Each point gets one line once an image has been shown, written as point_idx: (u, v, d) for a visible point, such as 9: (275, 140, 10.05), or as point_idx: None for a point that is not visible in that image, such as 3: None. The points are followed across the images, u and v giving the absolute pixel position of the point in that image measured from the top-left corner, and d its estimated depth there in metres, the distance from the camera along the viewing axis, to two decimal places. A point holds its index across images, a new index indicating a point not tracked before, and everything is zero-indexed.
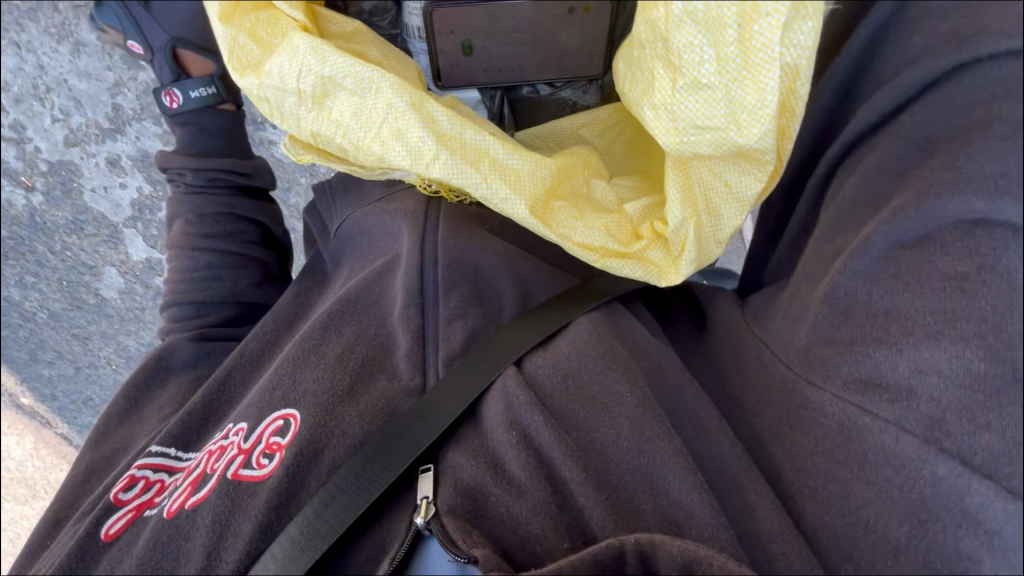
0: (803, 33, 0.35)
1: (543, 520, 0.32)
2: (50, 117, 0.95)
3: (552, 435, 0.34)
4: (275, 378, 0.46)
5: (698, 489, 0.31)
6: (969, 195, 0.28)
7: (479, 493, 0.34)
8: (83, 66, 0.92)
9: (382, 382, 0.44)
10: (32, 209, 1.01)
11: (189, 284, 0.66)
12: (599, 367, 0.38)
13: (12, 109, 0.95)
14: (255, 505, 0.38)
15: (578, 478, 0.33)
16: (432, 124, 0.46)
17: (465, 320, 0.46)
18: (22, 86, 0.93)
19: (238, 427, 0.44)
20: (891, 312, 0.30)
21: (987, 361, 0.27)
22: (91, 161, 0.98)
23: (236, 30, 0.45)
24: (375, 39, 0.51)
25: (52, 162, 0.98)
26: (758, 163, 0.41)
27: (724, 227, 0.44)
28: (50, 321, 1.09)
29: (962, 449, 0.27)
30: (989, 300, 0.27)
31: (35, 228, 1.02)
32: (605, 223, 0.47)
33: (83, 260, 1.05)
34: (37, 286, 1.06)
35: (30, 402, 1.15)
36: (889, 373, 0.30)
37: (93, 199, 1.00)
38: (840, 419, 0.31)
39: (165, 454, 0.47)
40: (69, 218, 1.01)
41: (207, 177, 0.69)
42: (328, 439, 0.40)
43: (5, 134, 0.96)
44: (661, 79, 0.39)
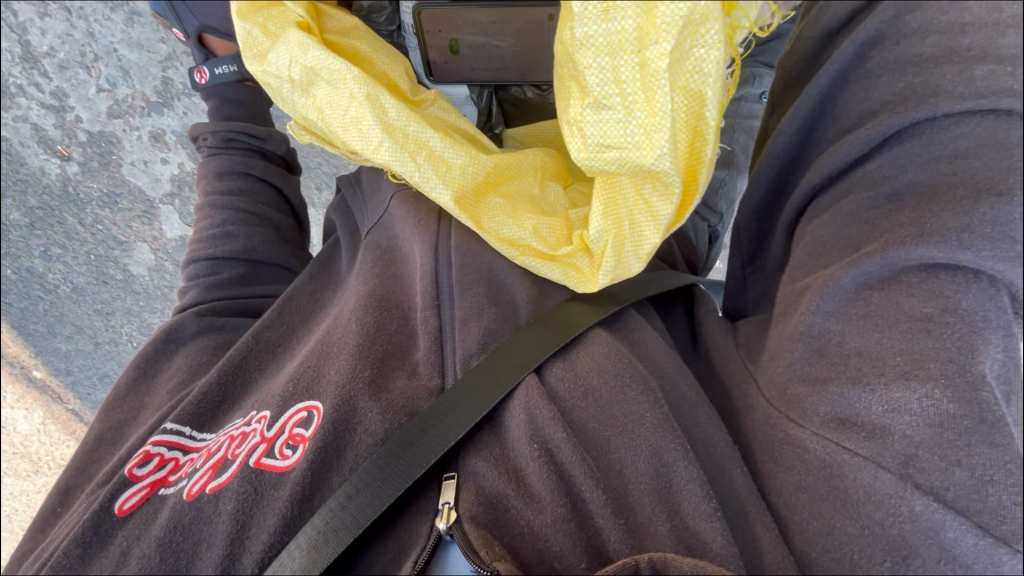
0: (702, 60, 0.32)
1: (563, 538, 0.34)
2: (94, 85, 1.02)
3: (574, 454, 0.37)
4: (300, 370, 0.49)
5: (712, 516, 0.34)
6: (932, 244, 0.30)
7: (500, 504, 0.37)
8: (136, 36, 0.98)
9: (402, 379, 0.47)
10: (66, 177, 1.09)
11: (205, 241, 0.68)
12: (620, 387, 0.40)
13: (56, 76, 1.01)
14: (280, 495, 0.40)
15: (598, 498, 0.35)
16: (379, 112, 0.42)
17: (480, 322, 0.48)
18: (69, 53, 1.00)
19: (262, 415, 0.47)
20: (863, 352, 0.32)
21: (955, 402, 0.29)
22: (134, 134, 1.05)
23: (250, 24, 0.42)
24: (376, 38, 0.48)
25: (91, 133, 1.05)
26: (667, 184, 0.37)
27: (644, 244, 0.41)
28: (72, 294, 1.19)
29: (933, 485, 0.29)
30: (952, 339, 0.30)
31: (68, 199, 1.10)
32: (536, 223, 0.46)
33: (113, 234, 1.13)
34: (62, 258, 1.16)
35: (42, 375, 1.25)
36: (862, 411, 0.32)
37: (132, 171, 1.08)
38: (820, 456, 0.33)
39: (180, 432, 0.49)
40: (105, 189, 1.09)
41: (225, 138, 0.73)
42: (353, 432, 0.43)
43: (48, 101, 1.03)
44: (573, 97, 0.37)
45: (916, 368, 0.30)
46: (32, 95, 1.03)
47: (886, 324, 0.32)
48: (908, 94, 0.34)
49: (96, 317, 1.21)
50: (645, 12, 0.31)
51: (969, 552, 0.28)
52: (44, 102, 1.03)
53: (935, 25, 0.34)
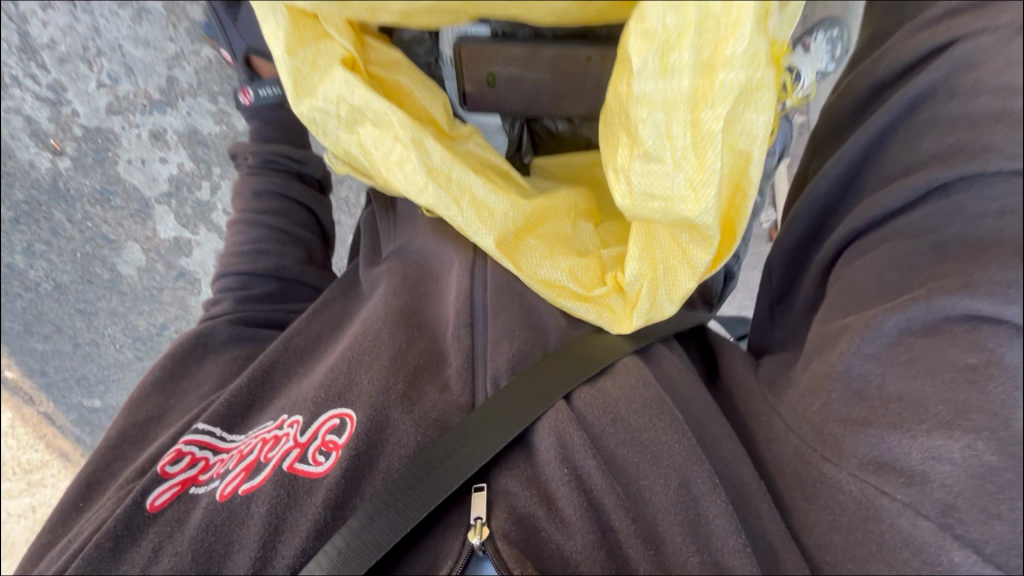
0: (753, 123, 0.34)
1: (593, 564, 0.34)
2: (95, 81, 1.01)
3: (605, 482, 0.37)
4: (331, 375, 0.48)
5: (741, 553, 0.34)
6: (980, 298, 0.30)
7: (530, 525, 0.36)
8: (143, 34, 0.98)
9: (434, 393, 0.45)
10: (56, 172, 1.06)
11: (237, 256, 0.67)
12: (648, 416, 0.39)
13: (54, 69, 0.99)
14: (313, 503, 0.40)
15: (627, 527, 0.36)
16: (425, 155, 0.42)
17: (512, 343, 0.47)
18: (70, 46, 0.98)
19: (294, 419, 0.46)
20: (903, 397, 0.33)
21: (999, 455, 0.29)
22: (134, 132, 1.04)
23: (300, 62, 0.39)
24: (417, 72, 0.46)
25: (87, 129, 1.03)
26: (705, 235, 0.39)
27: (679, 288, 0.42)
28: (55, 293, 1.15)
29: (972, 537, 0.30)
30: (999, 393, 0.29)
31: (56, 194, 1.07)
32: (572, 265, 0.46)
33: (103, 233, 1.11)
34: (45, 255, 1.12)
35: (14, 375, 1.19)
36: (901, 457, 0.32)
37: (128, 170, 1.07)
38: (857, 497, 0.33)
39: (211, 432, 0.49)
40: (97, 187, 1.07)
41: (266, 159, 0.71)
42: (384, 443, 0.42)
43: (43, 93, 1.01)
44: (621, 145, 0.37)
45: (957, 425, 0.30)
46: (27, 87, 1.00)
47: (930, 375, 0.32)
48: (948, 158, 0.35)
49: (78, 317, 1.17)
50: (701, 77, 0.32)
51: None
52: (38, 94, 1.00)
53: (986, 84, 0.34)
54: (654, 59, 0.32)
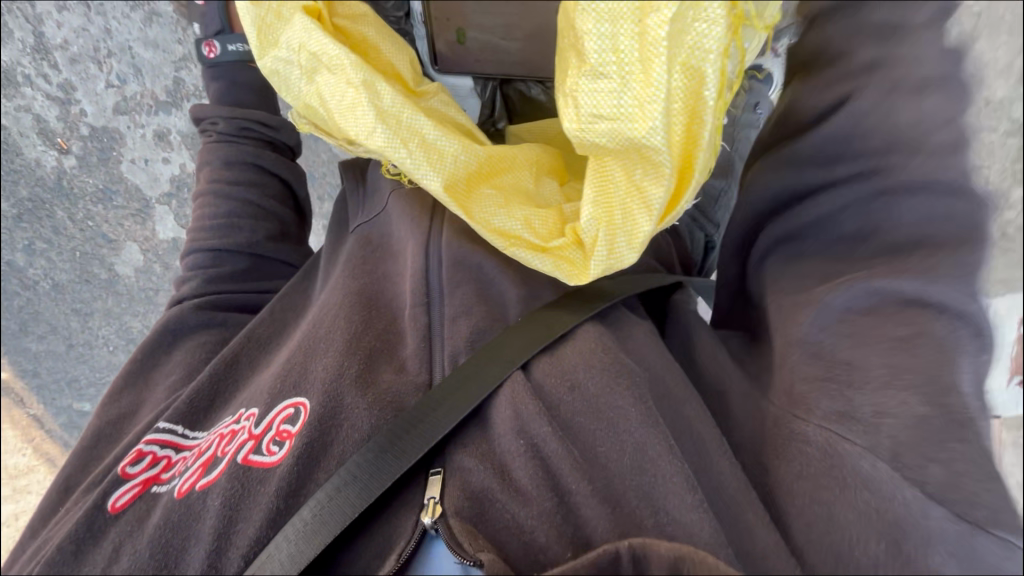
0: (700, 34, 0.33)
1: (549, 531, 0.32)
2: (104, 81, 1.02)
3: (561, 447, 0.35)
4: (286, 367, 0.46)
5: (698, 508, 0.31)
6: (904, 278, 0.33)
7: (485, 498, 0.34)
8: (153, 36, 1.01)
9: (390, 373, 0.44)
10: (61, 171, 1.06)
11: (206, 230, 0.65)
12: (606, 381, 0.37)
13: (64, 68, 0.99)
14: (266, 491, 0.38)
15: (585, 490, 0.33)
16: (375, 96, 0.41)
17: (470, 318, 0.45)
18: (81, 46, 0.99)
19: (251, 412, 0.45)
20: (850, 362, 0.34)
21: (927, 405, 0.31)
22: (139, 132, 1.05)
23: (263, 7, 0.41)
24: (384, 27, 0.47)
25: (94, 128, 1.04)
26: (656, 165, 0.37)
27: (639, 233, 0.39)
28: (52, 292, 1.14)
29: (914, 475, 0.30)
30: (926, 357, 0.31)
31: (61, 193, 1.07)
32: (528, 215, 0.44)
33: (103, 233, 1.11)
34: (45, 254, 1.12)
35: (7, 376, 1.18)
36: (854, 409, 0.33)
37: (131, 170, 1.07)
38: (822, 446, 0.33)
39: (173, 430, 0.47)
40: (100, 186, 1.07)
41: (238, 127, 0.69)
42: (337, 429, 0.40)
43: (52, 92, 1.01)
44: (571, 68, 0.37)
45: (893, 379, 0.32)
46: (38, 85, 1.00)
47: (879, 341, 0.33)
48: (879, 137, 0.36)
49: (73, 317, 1.17)
50: None
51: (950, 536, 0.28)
52: (45, 92, 1.01)
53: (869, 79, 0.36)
54: None
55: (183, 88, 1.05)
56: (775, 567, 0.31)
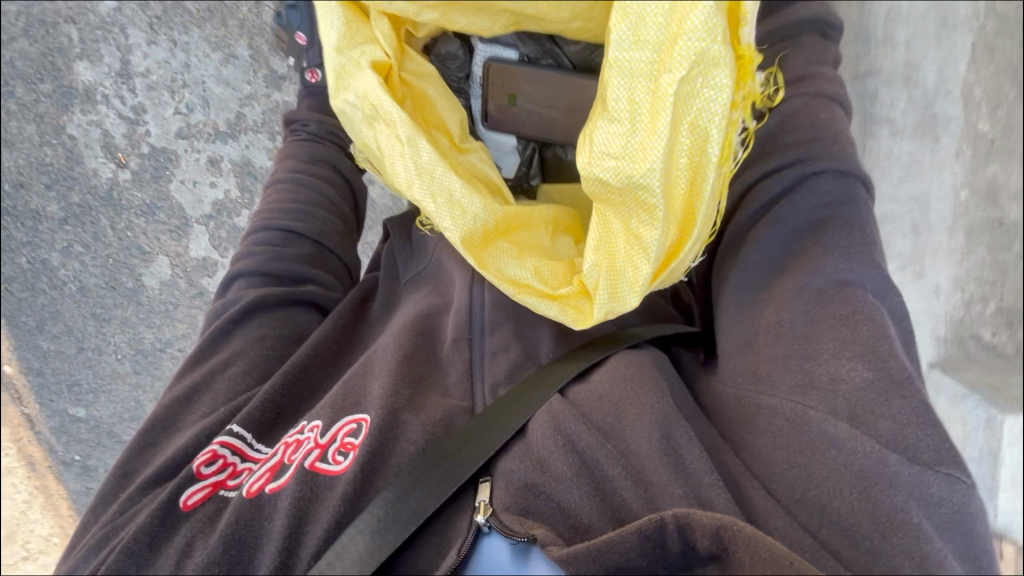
0: (708, 100, 0.37)
1: (592, 511, 0.39)
2: (173, 108, 1.12)
3: (595, 440, 0.42)
4: (347, 388, 0.50)
5: (715, 484, 0.39)
6: (838, 263, 0.47)
7: (530, 489, 0.40)
8: (228, 75, 1.10)
9: (437, 396, 0.49)
10: (114, 182, 1.14)
11: (280, 211, 0.67)
12: (630, 386, 0.45)
13: (141, 93, 1.11)
14: (334, 497, 0.42)
15: (620, 472, 0.40)
16: (416, 153, 0.44)
17: (508, 355, 0.50)
18: (161, 77, 1.11)
19: (313, 424, 0.48)
20: (801, 335, 0.46)
21: (873, 370, 0.42)
22: (194, 156, 1.13)
23: (344, 58, 0.44)
24: (445, 88, 0.52)
25: (155, 148, 1.13)
26: (651, 210, 0.40)
27: (639, 278, 0.42)
28: (76, 294, 1.17)
29: (876, 430, 0.40)
30: (863, 327, 0.44)
31: (110, 202, 1.14)
32: (538, 266, 0.48)
33: (139, 244, 1.16)
34: (79, 257, 1.16)
35: (11, 371, 1.18)
36: (818, 376, 0.43)
37: (179, 189, 1.14)
38: (791, 418, 0.42)
39: (242, 437, 0.49)
40: (146, 200, 1.14)
41: (326, 131, 0.76)
42: (396, 438, 0.45)
43: (125, 113, 1.12)
44: (595, 113, 0.42)
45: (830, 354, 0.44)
46: (114, 105, 1.11)
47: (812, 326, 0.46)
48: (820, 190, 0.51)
49: (89, 320, 1.18)
50: (662, 48, 0.36)
51: (906, 478, 0.38)
52: (121, 113, 1.12)
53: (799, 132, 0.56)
54: (629, 29, 0.37)
55: (243, 123, 1.13)
56: (776, 529, 0.39)
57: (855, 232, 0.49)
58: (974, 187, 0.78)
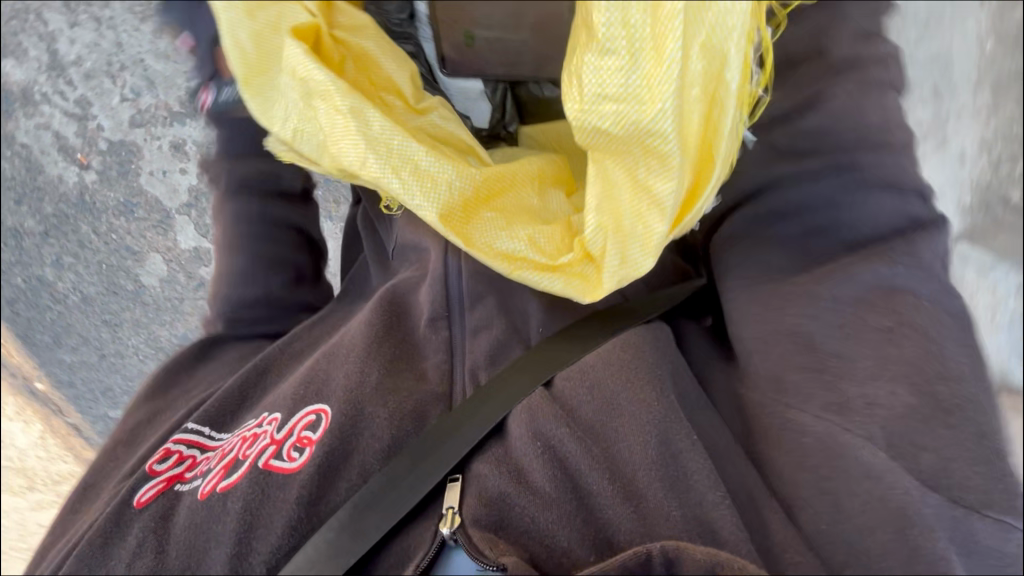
0: (724, 15, 0.36)
1: (569, 534, 0.37)
2: (119, 95, 1.04)
3: (577, 447, 0.40)
4: (311, 372, 0.51)
5: (721, 503, 0.36)
6: (878, 272, 0.44)
7: (502, 503, 0.39)
8: (163, 47, 1.02)
9: (411, 380, 0.49)
10: (83, 186, 1.08)
11: (229, 279, 0.68)
12: (620, 377, 0.43)
13: (81, 85, 1.05)
14: (286, 496, 0.42)
15: (605, 487, 0.38)
16: (363, 124, 0.44)
17: (491, 331, 0.52)
18: (95, 63, 1.04)
19: (273, 416, 0.49)
20: (837, 354, 0.43)
21: (917, 395, 0.40)
22: (154, 144, 1.05)
23: (247, 31, 0.45)
24: (387, 44, 0.54)
25: (112, 142, 1.06)
26: (663, 156, 0.39)
27: (653, 235, 0.41)
28: (82, 304, 1.15)
29: (912, 463, 0.38)
30: (910, 347, 0.41)
31: (84, 208, 1.09)
32: (532, 234, 0.45)
33: (127, 243, 1.10)
34: (73, 267, 1.13)
35: (44, 388, 1.19)
36: (850, 396, 0.41)
37: (150, 182, 1.07)
38: (821, 438, 0.40)
39: (200, 432, 0.51)
40: (120, 199, 1.08)
41: (239, 178, 0.70)
42: (359, 436, 0.45)
43: (72, 110, 1.06)
44: (580, 50, 0.41)
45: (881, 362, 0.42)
46: (56, 103, 1.06)
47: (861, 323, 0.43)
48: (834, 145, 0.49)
49: (102, 328, 1.16)
50: None
51: (947, 522, 0.36)
52: (68, 110, 1.06)
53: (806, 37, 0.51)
54: None
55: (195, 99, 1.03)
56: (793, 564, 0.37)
57: (893, 236, 0.46)
58: (1001, 35, 0.72)
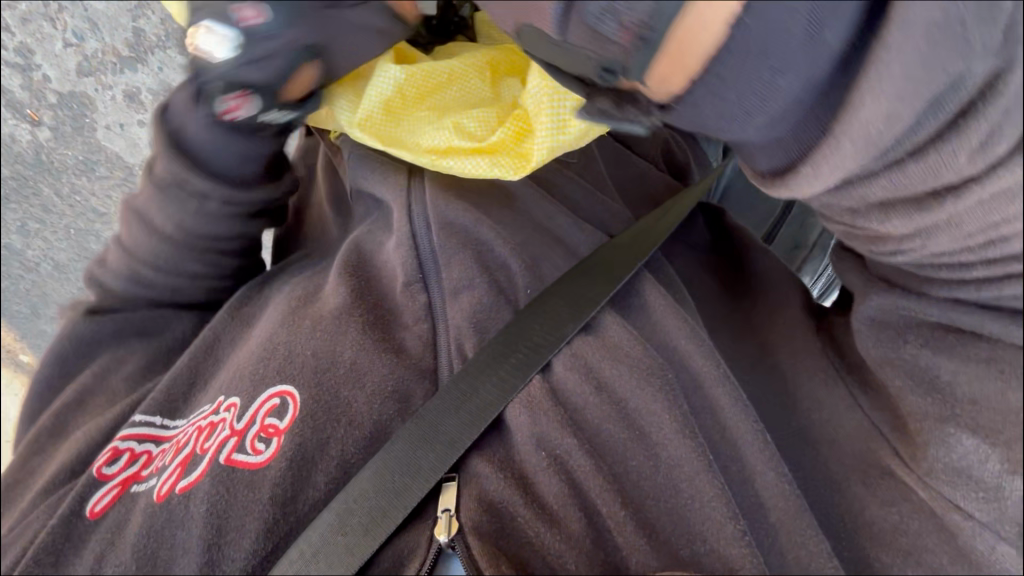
0: None
1: (577, 556, 0.35)
2: (60, 40, 0.89)
3: (585, 460, 0.37)
4: (271, 345, 0.47)
5: (740, 542, 0.34)
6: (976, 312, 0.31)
7: (504, 510, 0.37)
8: None
9: (390, 358, 0.44)
10: (37, 144, 0.95)
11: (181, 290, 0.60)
12: (633, 382, 0.39)
13: (18, 30, 0.87)
14: (253, 493, 0.39)
15: (614, 512, 0.36)
16: None
17: (473, 291, 0.46)
18: (30, 3, 0.86)
19: (229, 403, 0.46)
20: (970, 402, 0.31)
21: None
22: (107, 94, 0.92)
23: None
24: None
25: (61, 94, 0.92)
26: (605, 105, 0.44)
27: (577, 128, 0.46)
28: (55, 273, 1.06)
29: None
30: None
31: (42, 168, 0.97)
32: (456, 122, 0.49)
33: (93, 206, 1.01)
34: (41, 233, 1.03)
35: (28, 360, 1.15)
36: (977, 467, 0.31)
37: (107, 136, 0.95)
38: (927, 503, 0.33)
39: (151, 423, 0.49)
40: (80, 158, 0.97)
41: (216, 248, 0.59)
42: (338, 427, 0.41)
43: (11, 59, 0.89)
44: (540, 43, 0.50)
45: (961, 305, 0.32)
46: None
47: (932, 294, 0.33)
48: None
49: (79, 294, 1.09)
50: None
51: None
52: (5, 60, 0.89)
53: None
54: None
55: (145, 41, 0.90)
56: None
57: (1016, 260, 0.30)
58: None
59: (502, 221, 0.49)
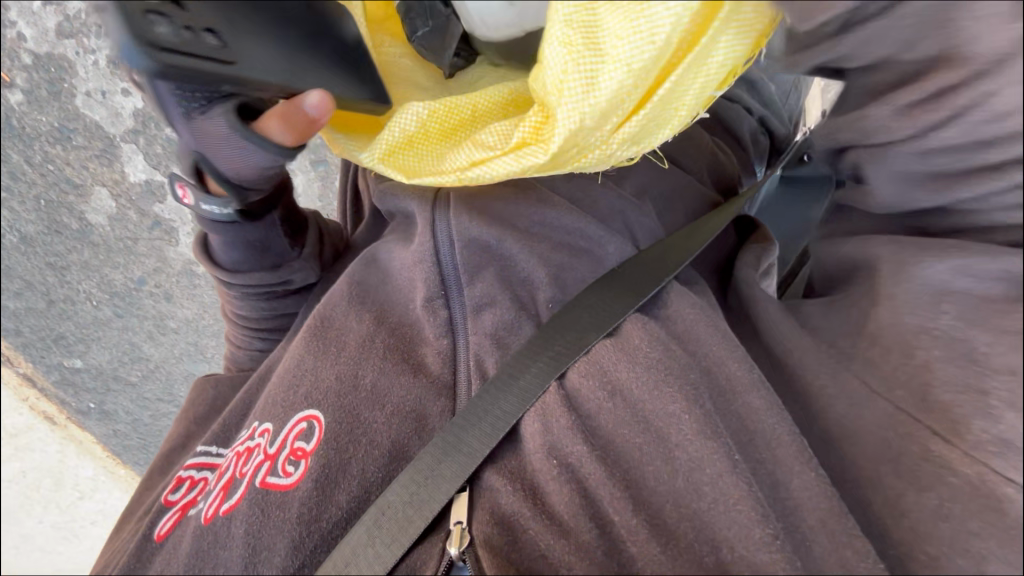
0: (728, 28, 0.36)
1: (587, 567, 0.33)
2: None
3: (597, 467, 0.36)
4: (297, 372, 0.45)
5: (769, 546, 0.31)
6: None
7: (515, 524, 0.36)
8: None
9: (408, 377, 0.43)
10: (10, 109, 0.89)
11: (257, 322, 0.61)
12: (650, 382, 0.38)
13: None
14: (285, 515, 0.38)
15: (627, 521, 0.34)
16: None
17: (495, 309, 0.45)
18: None
19: (263, 428, 0.44)
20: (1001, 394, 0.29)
21: None
22: (89, 58, 0.86)
23: None
24: None
25: (37, 55, 0.86)
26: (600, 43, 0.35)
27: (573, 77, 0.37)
28: (21, 245, 0.98)
29: None
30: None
31: (13, 132, 0.90)
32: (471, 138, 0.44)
33: (67, 176, 0.94)
34: (8, 203, 0.95)
35: None
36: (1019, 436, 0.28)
37: (87, 103, 0.89)
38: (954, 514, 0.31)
39: (209, 451, 0.47)
40: (55, 124, 0.90)
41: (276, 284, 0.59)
42: (356, 449, 0.40)
43: None
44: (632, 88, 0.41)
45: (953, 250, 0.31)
46: None
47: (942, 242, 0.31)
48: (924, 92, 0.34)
49: (47, 270, 1.01)
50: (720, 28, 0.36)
51: None
52: None
53: None
54: None
55: None
56: None
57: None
58: None
59: (530, 235, 0.48)
